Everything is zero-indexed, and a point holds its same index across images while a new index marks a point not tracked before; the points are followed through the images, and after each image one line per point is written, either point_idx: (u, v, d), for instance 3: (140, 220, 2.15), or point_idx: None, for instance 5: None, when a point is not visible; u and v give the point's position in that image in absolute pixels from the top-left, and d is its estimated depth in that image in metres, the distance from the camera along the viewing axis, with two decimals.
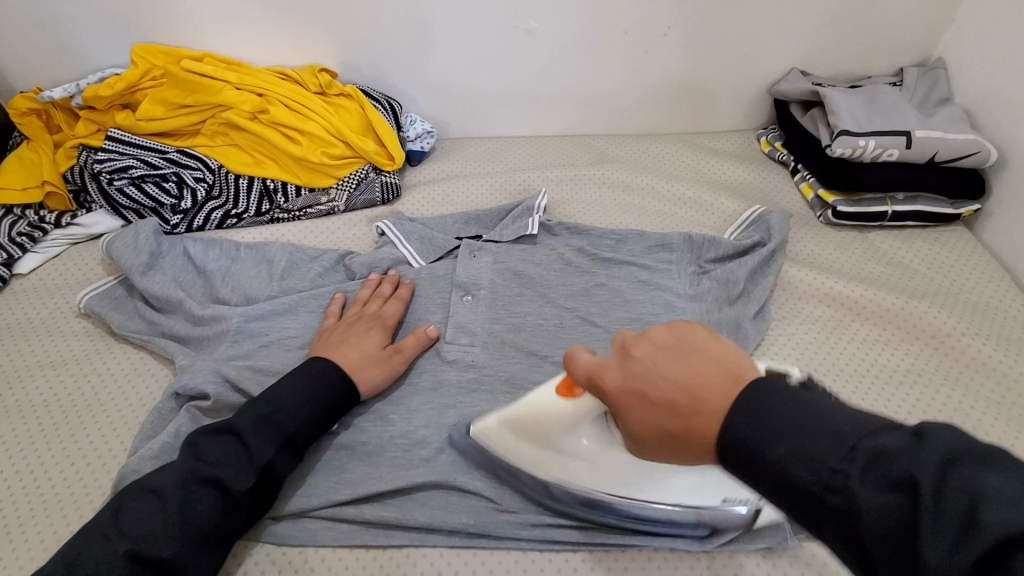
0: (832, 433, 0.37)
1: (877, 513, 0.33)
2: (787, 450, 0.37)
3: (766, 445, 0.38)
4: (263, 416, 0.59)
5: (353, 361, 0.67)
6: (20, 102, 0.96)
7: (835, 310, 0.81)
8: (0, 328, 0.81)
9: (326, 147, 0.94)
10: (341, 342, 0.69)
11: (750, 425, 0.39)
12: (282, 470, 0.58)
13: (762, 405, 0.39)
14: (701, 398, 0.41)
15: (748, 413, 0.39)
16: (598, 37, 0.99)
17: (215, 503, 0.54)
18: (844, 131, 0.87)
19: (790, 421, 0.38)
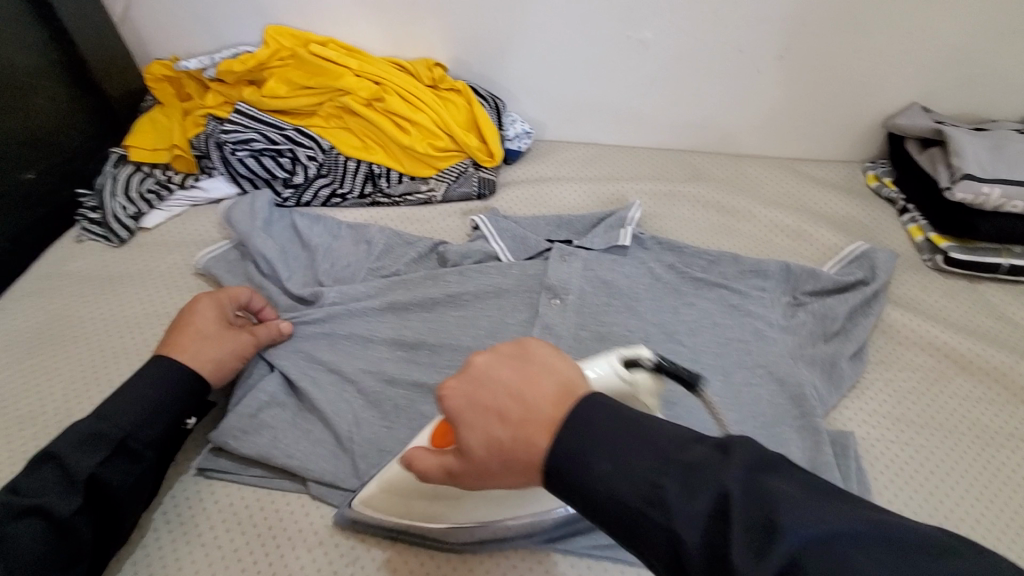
0: (649, 448, 0.37)
1: (696, 527, 0.33)
2: (611, 467, 0.37)
3: (592, 460, 0.37)
4: (83, 433, 0.56)
5: (187, 348, 0.65)
6: (156, 69, 1.03)
7: (937, 361, 0.78)
8: (127, 276, 0.88)
9: (432, 139, 0.97)
10: (175, 329, 0.66)
11: (576, 456, 0.38)
12: (115, 479, 0.56)
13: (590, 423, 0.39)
14: (529, 439, 0.39)
15: (576, 433, 0.38)
16: (711, 55, 0.98)
17: (43, 531, 0.52)
18: (967, 175, 0.83)
19: (607, 438, 0.38)
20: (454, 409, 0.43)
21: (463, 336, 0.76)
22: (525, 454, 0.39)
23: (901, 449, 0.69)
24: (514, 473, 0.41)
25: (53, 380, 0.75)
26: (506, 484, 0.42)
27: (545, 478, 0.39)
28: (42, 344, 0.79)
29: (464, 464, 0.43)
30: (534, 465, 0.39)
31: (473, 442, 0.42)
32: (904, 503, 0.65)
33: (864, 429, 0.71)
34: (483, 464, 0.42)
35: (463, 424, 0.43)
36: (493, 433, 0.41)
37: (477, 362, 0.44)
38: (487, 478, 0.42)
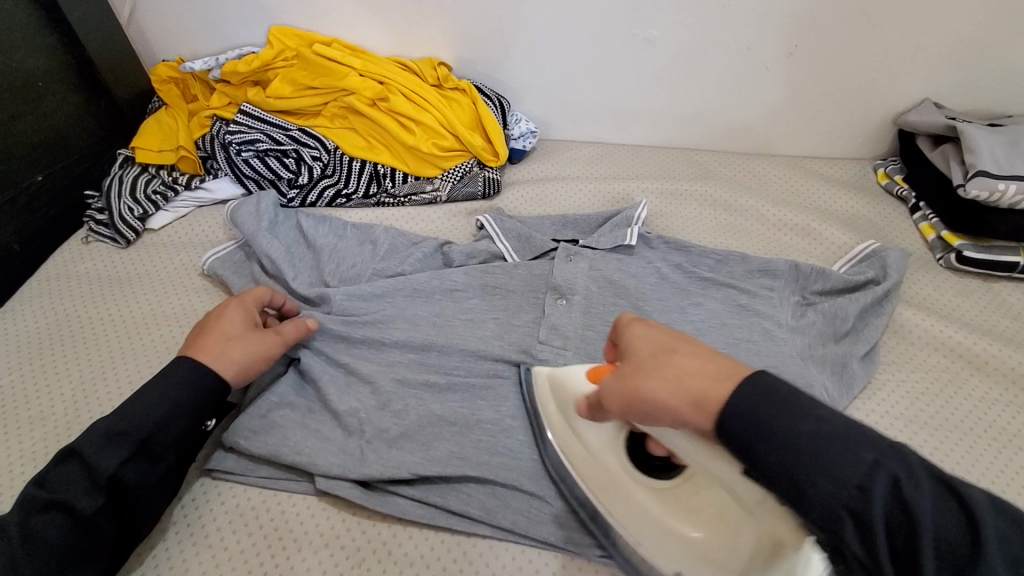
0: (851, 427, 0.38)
1: (923, 507, 0.35)
2: (817, 428, 0.38)
3: (800, 420, 0.38)
4: (105, 430, 0.55)
5: (210, 345, 0.62)
6: (162, 70, 1.04)
7: (951, 361, 0.76)
8: (134, 277, 0.88)
9: (437, 138, 0.97)
10: (202, 330, 0.64)
11: (753, 402, 0.39)
12: (134, 478, 0.55)
13: (778, 401, 0.39)
14: (713, 373, 0.42)
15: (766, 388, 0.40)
16: (719, 52, 0.97)
17: (60, 526, 0.52)
18: (981, 172, 0.81)
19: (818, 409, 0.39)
20: (637, 331, 0.49)
21: (468, 336, 0.76)
22: (696, 374, 0.42)
23: (915, 451, 0.68)
24: (672, 389, 0.43)
25: (61, 381, 0.75)
26: (656, 405, 0.44)
27: (722, 409, 0.40)
28: (49, 346, 0.79)
29: (624, 376, 0.46)
30: (711, 394, 0.41)
31: (664, 359, 0.45)
32: None
33: (877, 431, 0.70)
34: (641, 378, 0.45)
35: (634, 341, 0.48)
36: (684, 357, 0.44)
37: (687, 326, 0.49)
38: (638, 393, 0.45)
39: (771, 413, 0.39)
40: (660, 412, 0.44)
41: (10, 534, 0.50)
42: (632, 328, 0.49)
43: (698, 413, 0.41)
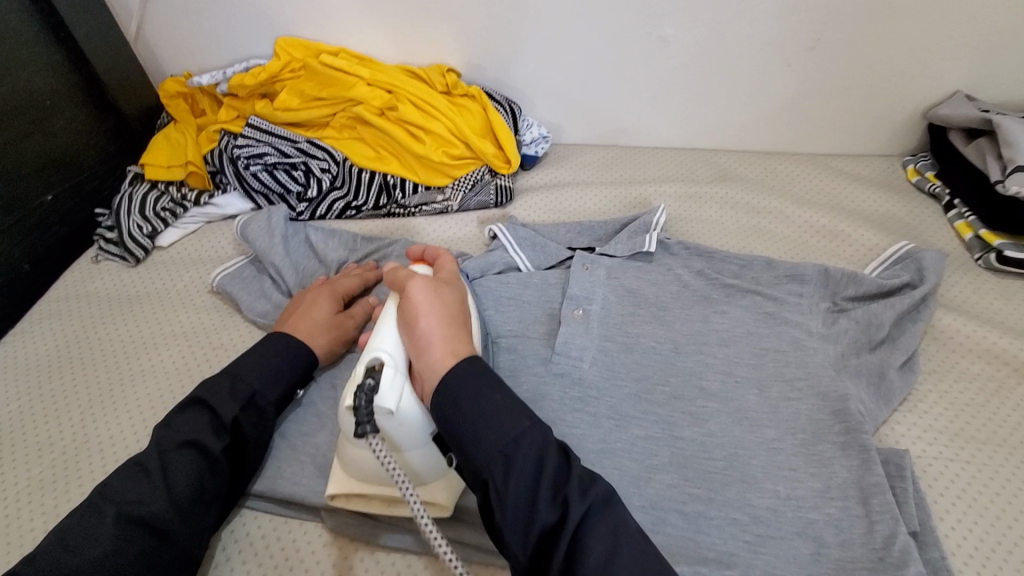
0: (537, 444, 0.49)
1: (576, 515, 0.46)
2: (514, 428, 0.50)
3: (511, 420, 0.50)
4: (228, 385, 0.61)
5: (304, 329, 0.68)
6: (171, 86, 1.03)
7: (996, 369, 0.72)
8: (141, 296, 0.87)
9: (447, 146, 0.95)
10: (294, 312, 0.71)
11: (491, 395, 0.51)
12: (251, 429, 0.60)
13: (517, 429, 0.50)
14: (457, 330, 0.57)
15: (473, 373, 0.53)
16: (737, 49, 0.93)
17: (193, 465, 0.56)
18: (1022, 167, 0.77)
19: (507, 411, 0.50)
20: (455, 289, 0.63)
21: (481, 351, 0.72)
22: (459, 336, 0.56)
23: (962, 468, 0.63)
24: (442, 337, 0.56)
25: (71, 405, 0.74)
26: (422, 327, 0.56)
27: (452, 353, 0.54)
28: (60, 367, 0.78)
29: (427, 301, 0.58)
30: (450, 343, 0.55)
31: (442, 294, 0.60)
32: (970, 528, 0.59)
33: (919, 447, 0.65)
34: (430, 310, 0.57)
35: (447, 292, 0.61)
36: (450, 304, 0.60)
37: (463, 295, 0.64)
38: (421, 317, 0.57)
39: (480, 408, 0.51)
40: (413, 326, 0.57)
41: (153, 470, 0.55)
42: (452, 286, 0.63)
43: (434, 347, 0.55)
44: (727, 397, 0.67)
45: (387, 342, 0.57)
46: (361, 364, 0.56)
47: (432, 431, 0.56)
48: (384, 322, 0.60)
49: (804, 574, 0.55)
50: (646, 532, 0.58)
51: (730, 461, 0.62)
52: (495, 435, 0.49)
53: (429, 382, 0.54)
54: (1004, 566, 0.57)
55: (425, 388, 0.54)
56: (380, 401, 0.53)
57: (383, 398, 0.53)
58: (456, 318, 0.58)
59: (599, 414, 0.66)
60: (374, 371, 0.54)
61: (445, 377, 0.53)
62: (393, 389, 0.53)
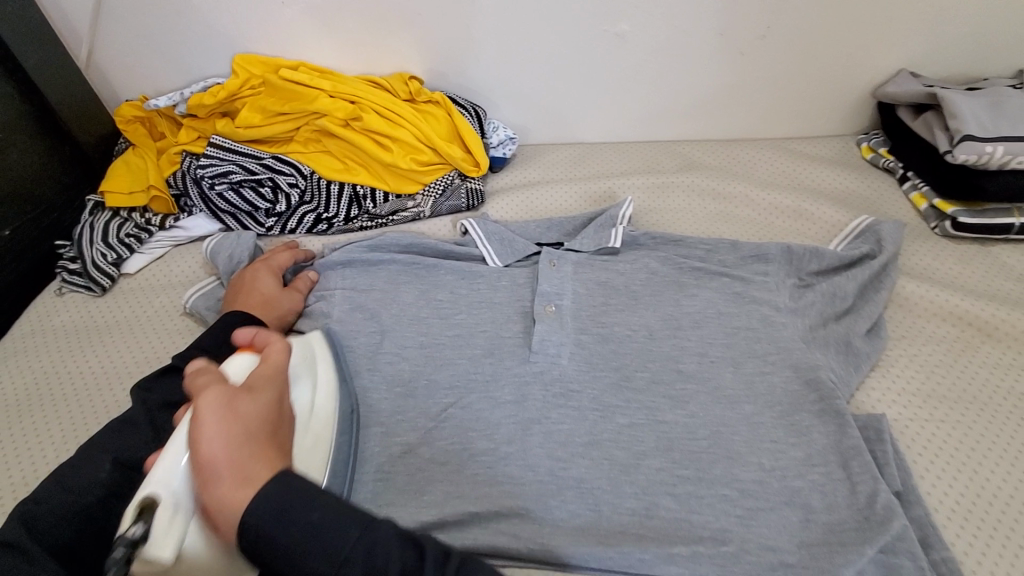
0: (371, 542, 0.44)
1: None
2: (359, 534, 0.44)
3: (343, 532, 0.44)
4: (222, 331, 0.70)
5: (257, 304, 0.76)
6: (126, 110, 1.00)
7: (960, 330, 0.75)
8: (110, 324, 0.85)
9: (415, 154, 0.95)
10: (240, 290, 0.78)
11: (300, 509, 0.44)
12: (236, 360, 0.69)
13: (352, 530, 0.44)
14: (257, 454, 0.46)
15: (290, 493, 0.44)
16: (691, 40, 0.96)
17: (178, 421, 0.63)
18: (967, 136, 0.80)
19: (333, 518, 0.44)
20: (265, 393, 0.50)
21: (459, 355, 0.72)
22: (255, 460, 0.45)
23: (936, 427, 0.66)
24: (229, 462, 0.44)
25: (38, 443, 0.71)
26: (204, 457, 0.44)
27: (246, 493, 0.44)
28: (27, 407, 0.75)
29: (213, 419, 0.45)
30: (245, 480, 0.44)
31: (245, 404, 0.48)
32: (950, 484, 0.61)
33: (894, 411, 0.68)
34: (216, 433, 0.45)
35: (248, 401, 0.48)
36: (253, 406, 0.48)
37: (279, 390, 0.52)
38: (202, 441, 0.45)
39: (303, 522, 0.43)
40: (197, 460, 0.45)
41: (142, 425, 0.61)
42: (261, 389, 0.50)
43: (222, 495, 0.44)
44: (704, 377, 0.68)
45: (170, 474, 0.46)
46: (132, 501, 0.46)
47: (230, 562, 0.50)
48: (174, 440, 0.49)
49: (795, 541, 0.56)
50: (641, 518, 0.59)
51: (714, 439, 0.63)
52: (327, 553, 0.43)
53: (220, 522, 0.44)
54: (986, 518, 0.59)
55: (222, 530, 0.44)
56: (149, 552, 0.44)
57: (152, 549, 0.44)
58: (256, 430, 0.47)
59: (584, 406, 0.67)
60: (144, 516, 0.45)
61: (247, 523, 0.43)
62: (168, 533, 0.45)
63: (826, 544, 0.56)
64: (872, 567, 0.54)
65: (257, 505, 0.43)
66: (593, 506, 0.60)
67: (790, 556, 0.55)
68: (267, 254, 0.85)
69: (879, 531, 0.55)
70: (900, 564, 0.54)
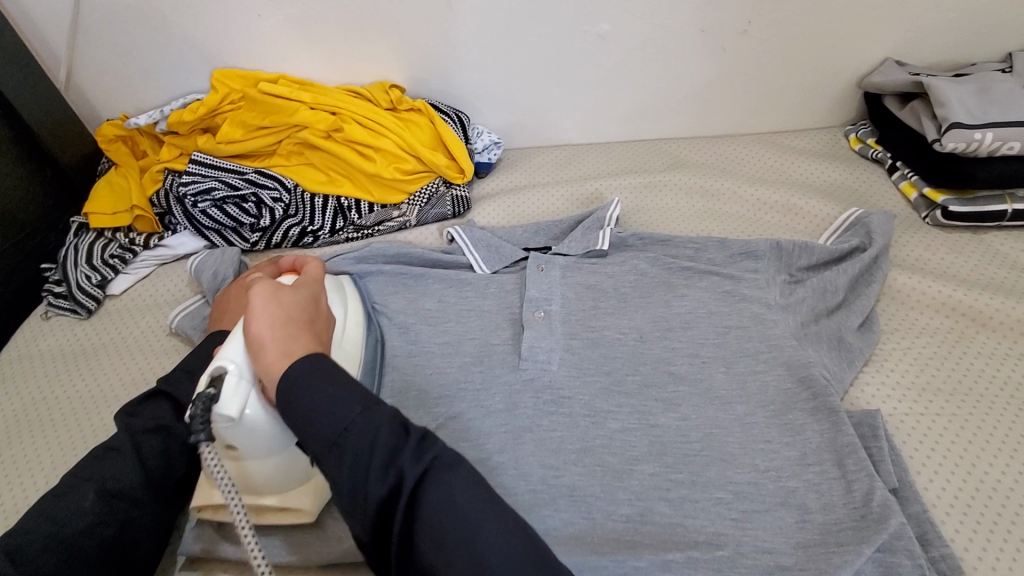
0: (371, 430, 0.46)
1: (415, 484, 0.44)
2: (361, 412, 0.47)
3: (350, 411, 0.47)
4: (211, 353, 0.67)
5: None
6: (107, 129, 1.00)
7: (954, 320, 0.74)
8: (96, 346, 0.84)
9: (399, 162, 0.94)
10: (226, 311, 0.75)
11: (325, 374, 0.49)
12: None
13: (347, 411, 0.47)
14: (298, 336, 0.53)
15: (317, 370, 0.50)
16: (673, 36, 0.95)
17: (163, 446, 0.59)
18: (955, 123, 0.79)
19: (338, 397, 0.48)
20: (304, 292, 0.59)
21: (447, 366, 0.71)
22: (297, 339, 0.53)
23: (933, 421, 0.65)
24: (274, 337, 0.52)
25: (24, 471, 0.70)
26: (256, 331, 0.53)
27: (287, 360, 0.51)
28: (15, 434, 0.74)
29: (264, 304, 0.54)
30: (285, 352, 0.51)
31: (287, 297, 0.56)
32: (948, 479, 0.60)
33: (890, 405, 0.66)
34: (266, 313, 0.53)
35: (290, 294, 0.57)
36: (293, 301, 0.56)
37: (314, 298, 0.60)
38: (253, 321, 0.53)
39: (318, 396, 0.48)
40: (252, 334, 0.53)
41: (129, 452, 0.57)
42: (299, 289, 0.59)
43: (271, 360, 0.51)
44: (696, 379, 0.67)
45: (235, 350, 0.54)
46: (205, 373, 0.53)
47: (285, 437, 0.56)
48: (233, 333, 0.56)
49: (792, 543, 0.55)
50: (635, 525, 0.58)
51: (706, 442, 0.62)
52: (334, 418, 0.47)
53: (269, 385, 0.51)
54: (985, 512, 0.58)
55: (268, 386, 0.52)
56: (219, 412, 0.51)
57: (222, 408, 0.51)
58: (297, 318, 0.55)
59: (574, 413, 0.66)
60: (216, 380, 0.53)
61: (286, 378, 0.49)
62: (232, 399, 0.52)
63: (823, 545, 0.55)
64: (870, 566, 0.53)
65: (296, 368, 0.50)
66: (586, 514, 0.59)
67: (786, 559, 0.54)
68: (249, 272, 0.83)
69: (876, 530, 0.54)
70: (898, 563, 0.53)
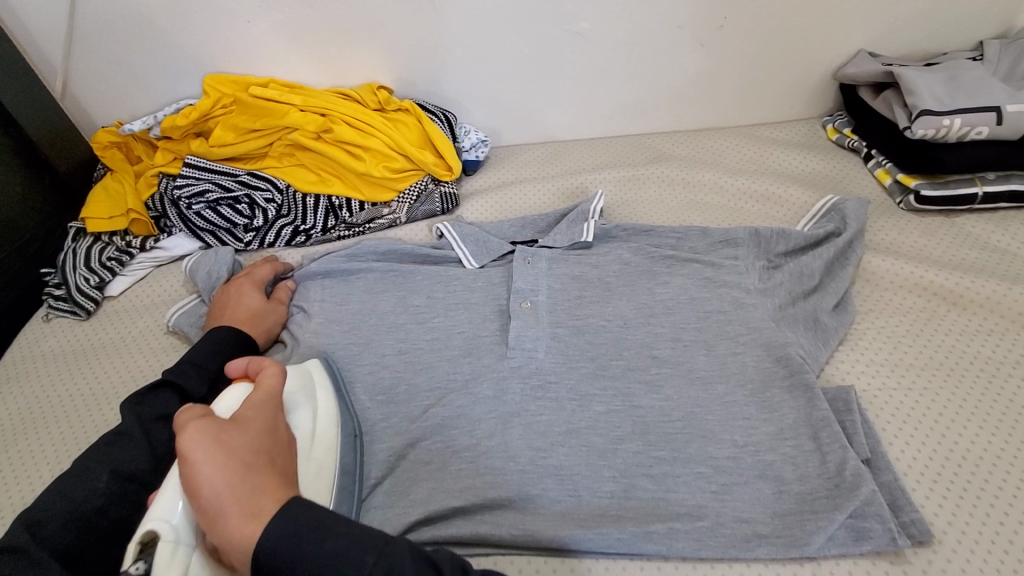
0: (386, 563, 0.43)
1: None
2: (371, 559, 0.43)
3: (354, 558, 0.43)
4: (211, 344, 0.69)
5: (247, 318, 0.77)
6: (102, 136, 1.01)
7: (927, 300, 0.76)
8: (96, 347, 0.86)
9: (388, 161, 0.96)
10: (226, 306, 0.78)
11: (302, 531, 0.44)
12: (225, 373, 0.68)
13: (358, 552, 0.44)
14: (260, 488, 0.46)
15: (298, 522, 0.44)
16: (653, 33, 0.97)
17: (171, 434, 0.62)
18: (925, 110, 0.82)
19: (340, 543, 0.44)
20: (253, 428, 0.50)
21: (437, 356, 0.73)
22: (259, 491, 0.45)
23: (906, 395, 0.67)
24: (231, 497, 0.44)
25: (28, 466, 0.72)
26: (207, 493, 0.44)
27: (254, 524, 0.44)
28: (18, 432, 0.76)
29: (207, 459, 0.45)
30: (251, 516, 0.44)
31: (235, 438, 0.47)
32: (920, 450, 0.63)
33: (865, 382, 0.69)
34: (214, 471, 0.45)
35: (237, 434, 0.48)
36: (243, 440, 0.48)
37: (265, 423, 0.51)
38: (201, 484, 0.44)
39: (312, 558, 0.43)
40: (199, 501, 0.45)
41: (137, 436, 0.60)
42: (247, 423, 0.50)
43: (232, 530, 0.44)
44: (677, 361, 0.70)
45: (172, 503, 0.47)
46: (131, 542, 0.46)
47: None
48: (167, 481, 0.49)
49: (769, 513, 0.58)
50: (619, 500, 0.60)
51: (687, 420, 0.65)
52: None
53: (233, 556, 0.44)
54: (955, 479, 0.60)
55: (232, 559, 0.44)
56: None
57: None
58: (255, 460, 0.47)
59: (560, 397, 0.68)
60: (145, 552, 0.45)
61: (259, 552, 0.43)
62: (171, 566, 0.45)
63: (799, 513, 0.57)
64: (843, 532, 0.55)
65: (269, 536, 0.43)
66: (572, 492, 0.61)
67: (764, 527, 0.57)
68: (245, 268, 0.86)
69: (849, 497, 0.56)
70: (870, 528, 0.55)
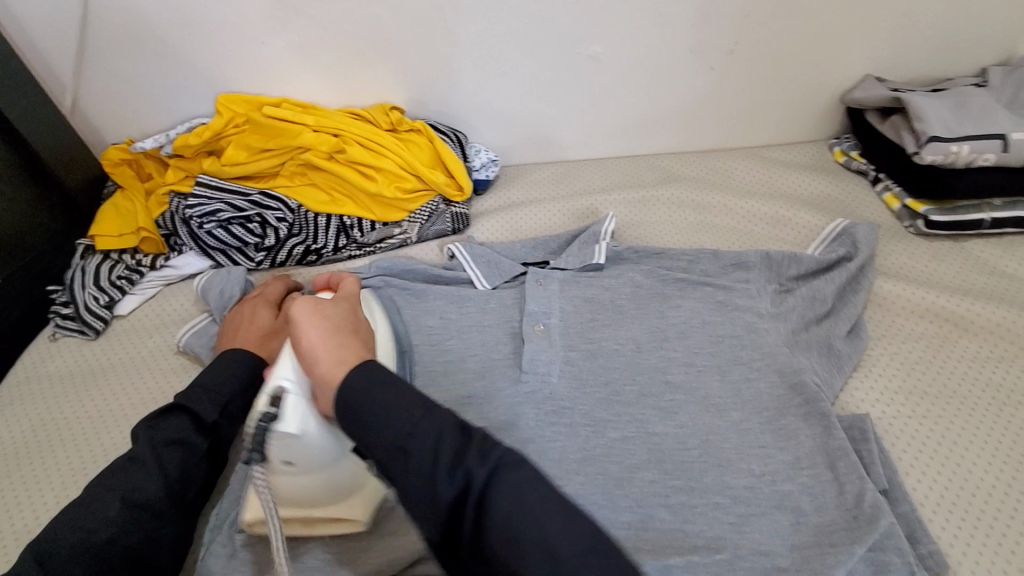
0: (428, 421, 0.47)
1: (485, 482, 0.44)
2: (421, 415, 0.47)
3: (412, 412, 0.47)
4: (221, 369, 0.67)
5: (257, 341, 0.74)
6: (113, 153, 1.01)
7: (938, 326, 0.77)
8: (106, 367, 0.85)
9: (400, 181, 0.97)
10: (236, 329, 0.76)
11: (376, 374, 0.50)
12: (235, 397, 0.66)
13: (400, 407, 0.47)
14: (348, 344, 0.54)
15: (376, 373, 0.50)
16: (663, 56, 0.98)
17: (182, 460, 0.61)
18: (933, 137, 0.83)
19: (394, 400, 0.48)
20: (341, 306, 0.60)
21: (451, 380, 0.73)
22: (347, 347, 0.54)
23: (920, 423, 0.67)
24: (326, 346, 0.53)
25: (37, 491, 0.71)
26: (306, 344, 0.54)
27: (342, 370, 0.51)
28: (26, 456, 0.75)
29: (309, 319, 0.55)
30: (340, 363, 0.52)
31: (329, 313, 0.58)
32: (936, 480, 0.63)
33: (878, 409, 0.69)
34: (313, 325, 0.55)
35: (331, 308, 0.59)
36: (334, 315, 0.58)
37: (350, 312, 0.61)
38: (303, 333, 0.54)
39: (376, 401, 0.48)
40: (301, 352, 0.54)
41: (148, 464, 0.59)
42: (338, 303, 0.61)
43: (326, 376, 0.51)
44: (692, 387, 0.70)
45: (287, 369, 0.56)
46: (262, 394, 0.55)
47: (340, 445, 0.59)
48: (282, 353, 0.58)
49: (787, 545, 0.58)
50: (637, 530, 0.60)
51: (703, 448, 0.65)
52: (393, 426, 0.46)
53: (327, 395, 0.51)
54: (971, 510, 0.60)
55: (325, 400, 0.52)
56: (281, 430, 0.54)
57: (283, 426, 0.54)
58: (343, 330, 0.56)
59: (575, 423, 0.68)
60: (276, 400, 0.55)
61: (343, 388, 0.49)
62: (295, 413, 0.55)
63: (817, 545, 0.57)
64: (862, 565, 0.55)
65: (351, 375, 0.50)
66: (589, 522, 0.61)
67: (782, 559, 0.57)
68: (257, 290, 0.84)
69: (867, 530, 0.56)
70: (889, 560, 0.55)
